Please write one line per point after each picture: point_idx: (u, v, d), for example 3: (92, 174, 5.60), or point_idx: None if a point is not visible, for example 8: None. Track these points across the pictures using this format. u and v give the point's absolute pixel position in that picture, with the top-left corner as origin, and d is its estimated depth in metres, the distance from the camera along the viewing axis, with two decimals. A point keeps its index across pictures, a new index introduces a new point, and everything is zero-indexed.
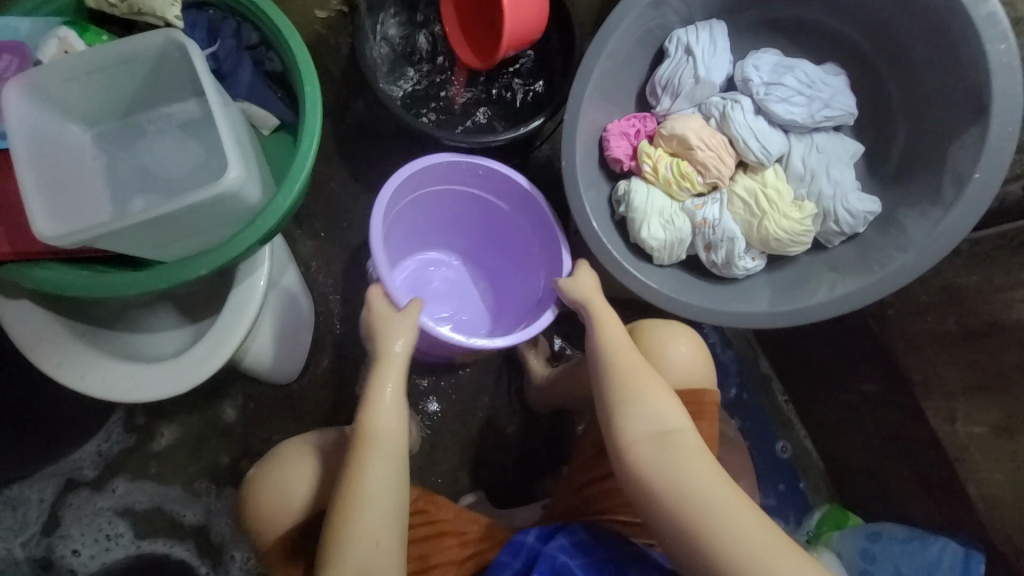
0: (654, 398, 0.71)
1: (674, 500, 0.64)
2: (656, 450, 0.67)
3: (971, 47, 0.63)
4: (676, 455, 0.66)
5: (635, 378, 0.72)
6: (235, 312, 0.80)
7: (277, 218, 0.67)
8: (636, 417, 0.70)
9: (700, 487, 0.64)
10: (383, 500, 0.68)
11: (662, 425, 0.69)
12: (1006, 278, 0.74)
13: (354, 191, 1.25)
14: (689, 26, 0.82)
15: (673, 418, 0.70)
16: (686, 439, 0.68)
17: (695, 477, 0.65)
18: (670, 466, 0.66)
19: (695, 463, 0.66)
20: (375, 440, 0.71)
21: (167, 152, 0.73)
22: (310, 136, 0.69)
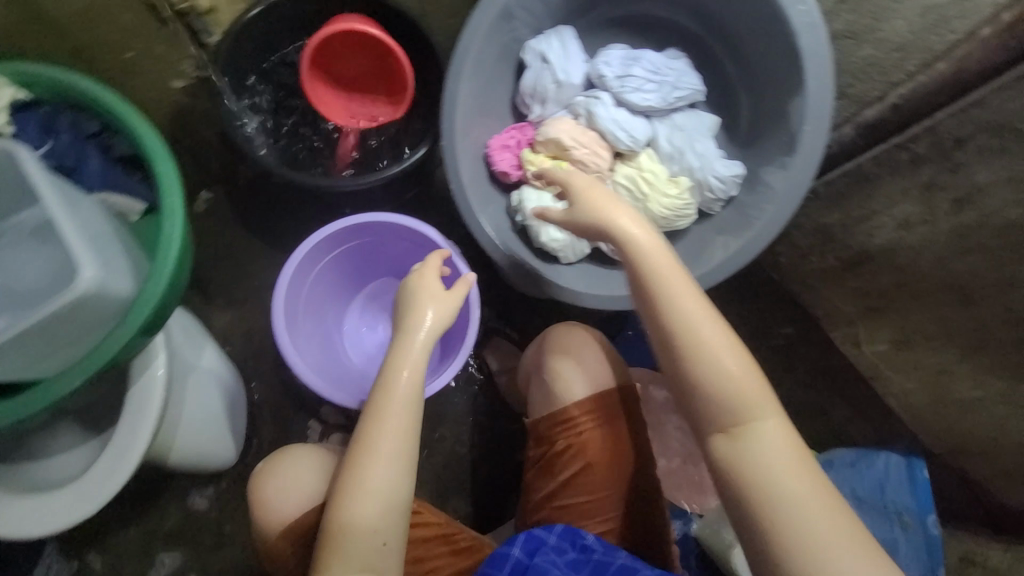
0: (734, 381, 0.61)
1: (743, 489, 0.60)
2: (727, 435, 0.61)
3: (776, 14, 0.69)
4: (752, 444, 0.60)
5: (712, 356, 0.62)
6: (136, 411, 0.76)
7: (152, 307, 0.64)
8: (706, 394, 0.62)
9: (778, 478, 0.58)
10: (383, 496, 0.67)
11: (738, 406, 0.61)
12: (862, 209, 0.74)
13: (265, 253, 1.21)
14: (539, 35, 0.85)
15: (748, 395, 0.61)
16: (765, 428, 0.60)
17: (776, 473, 0.59)
18: (751, 459, 0.60)
19: (774, 452, 0.59)
20: (385, 436, 0.68)
21: (19, 261, 0.68)
22: (173, 216, 0.66)
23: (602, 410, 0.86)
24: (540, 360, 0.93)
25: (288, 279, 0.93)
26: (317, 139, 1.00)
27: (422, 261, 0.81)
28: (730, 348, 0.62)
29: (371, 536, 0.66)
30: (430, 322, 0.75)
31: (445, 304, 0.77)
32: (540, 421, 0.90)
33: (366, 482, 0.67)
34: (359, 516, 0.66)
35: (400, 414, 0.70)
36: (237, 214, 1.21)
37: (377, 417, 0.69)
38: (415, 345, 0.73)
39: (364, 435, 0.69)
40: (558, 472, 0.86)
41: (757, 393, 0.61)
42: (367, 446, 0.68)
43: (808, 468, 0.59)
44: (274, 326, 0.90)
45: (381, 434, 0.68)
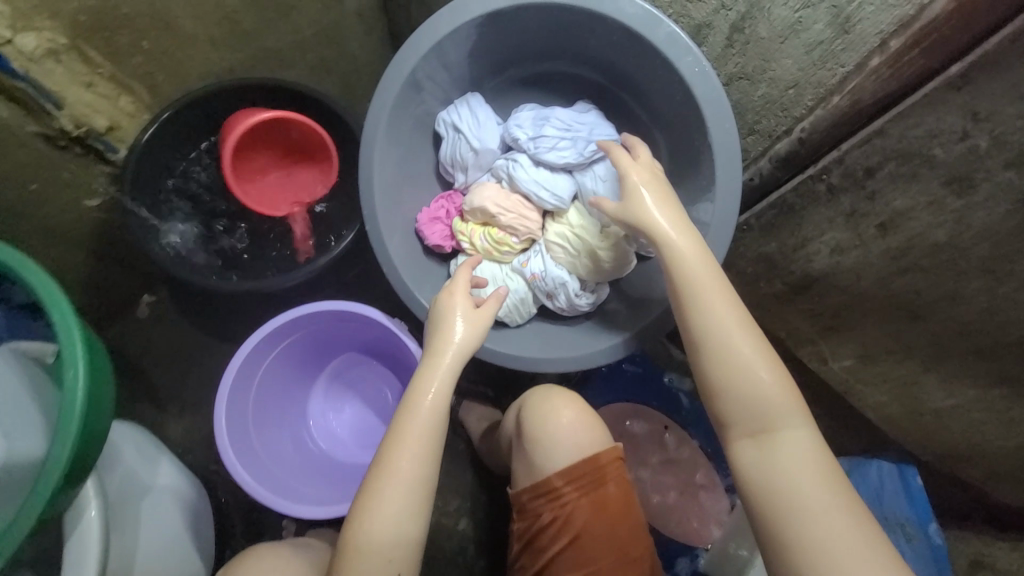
0: (766, 386, 0.59)
1: (770, 495, 0.58)
2: (755, 442, 0.60)
3: (667, 66, 0.68)
4: (778, 453, 0.59)
5: (744, 356, 0.60)
6: (74, 568, 0.71)
7: (61, 470, 0.59)
8: (737, 396, 0.60)
9: (806, 490, 0.56)
10: (399, 527, 0.62)
11: (769, 414, 0.59)
12: (796, 238, 0.72)
13: (215, 350, 1.17)
14: (449, 106, 0.86)
15: (779, 404, 0.59)
16: (797, 439, 0.59)
17: (804, 485, 0.57)
18: (782, 467, 0.58)
19: (803, 466, 0.57)
20: (409, 458, 0.64)
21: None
22: (75, 362, 0.62)
23: (588, 479, 0.77)
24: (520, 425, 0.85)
25: (229, 388, 0.89)
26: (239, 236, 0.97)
27: (458, 268, 0.74)
28: (762, 355, 0.60)
29: (385, 566, 0.62)
30: (466, 337, 0.70)
31: (478, 320, 0.72)
32: (523, 493, 0.81)
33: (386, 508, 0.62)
34: (372, 547, 0.62)
35: (428, 440, 0.65)
36: (181, 316, 1.17)
37: (404, 439, 0.64)
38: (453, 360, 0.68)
39: (390, 442, 0.64)
40: (545, 550, 0.78)
41: (789, 402, 0.59)
42: (392, 469, 0.63)
43: (839, 484, 0.57)
44: (218, 440, 0.86)
45: (404, 455, 0.63)
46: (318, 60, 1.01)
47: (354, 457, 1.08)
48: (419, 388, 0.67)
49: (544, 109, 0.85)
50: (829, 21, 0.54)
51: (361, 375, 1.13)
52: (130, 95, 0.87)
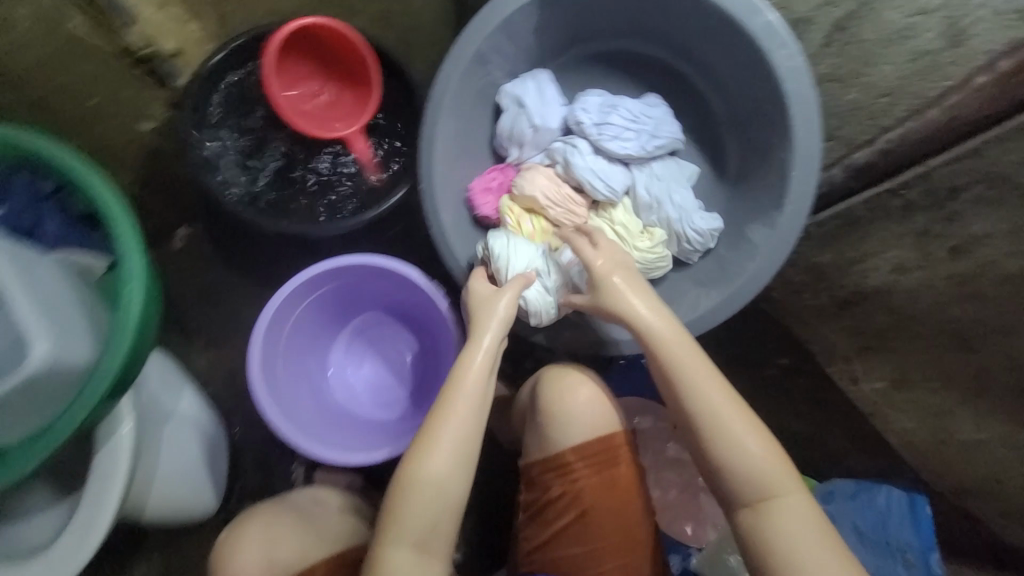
0: (758, 460, 0.62)
1: (770, 560, 0.60)
2: (753, 511, 0.62)
3: (758, 56, 0.67)
4: (775, 520, 0.61)
5: (738, 431, 0.63)
6: (103, 479, 0.73)
7: (109, 381, 0.61)
8: (731, 469, 0.63)
9: (799, 558, 0.59)
10: (445, 480, 0.65)
11: (763, 482, 0.62)
12: (856, 251, 0.72)
13: (244, 291, 1.18)
14: (517, 78, 0.84)
15: (772, 473, 0.62)
16: (791, 505, 0.61)
17: (805, 549, 0.59)
18: (781, 533, 0.60)
19: (798, 529, 0.60)
20: (444, 425, 0.66)
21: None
22: (134, 274, 0.64)
23: (600, 459, 0.78)
24: (534, 401, 0.85)
25: (262, 328, 0.91)
26: (280, 168, 0.95)
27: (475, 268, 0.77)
28: (751, 427, 0.63)
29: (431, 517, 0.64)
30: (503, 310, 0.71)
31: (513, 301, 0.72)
32: (534, 466, 0.82)
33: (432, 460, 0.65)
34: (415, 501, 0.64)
35: (466, 412, 0.67)
36: (215, 252, 1.18)
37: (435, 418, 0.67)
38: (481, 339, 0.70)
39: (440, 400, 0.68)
40: (552, 523, 0.79)
41: (781, 471, 0.62)
42: (427, 440, 0.66)
43: (836, 546, 0.60)
44: (251, 380, 0.88)
45: (442, 424, 0.66)
46: (383, 13, 0.99)
47: (369, 413, 1.09)
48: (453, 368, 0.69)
49: (612, 96, 0.84)
50: (942, 32, 0.57)
51: (384, 333, 1.13)
52: (199, 21, 0.86)
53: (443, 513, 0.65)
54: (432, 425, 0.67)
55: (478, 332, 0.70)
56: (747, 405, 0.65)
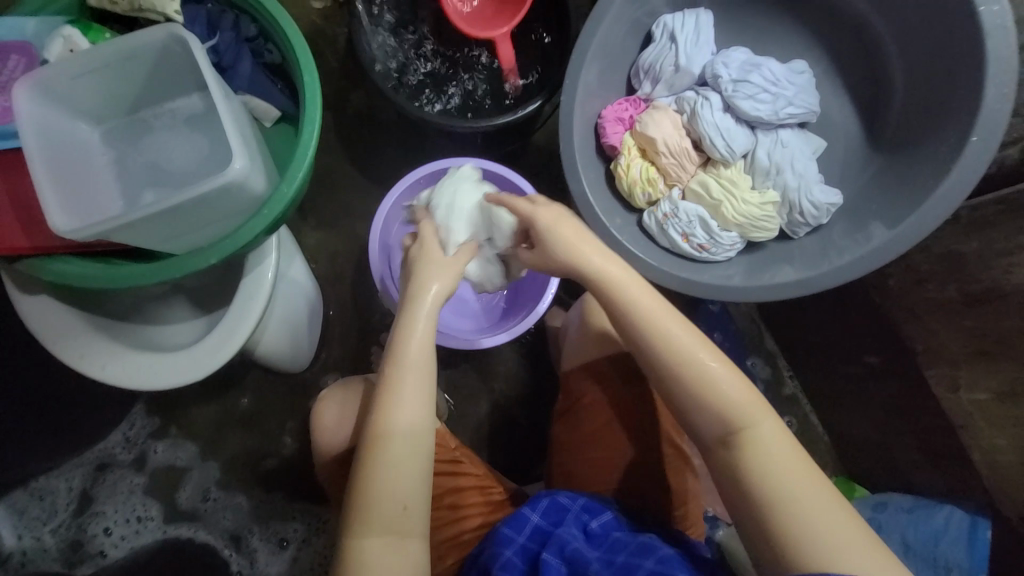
0: (726, 394, 0.64)
1: (751, 491, 0.61)
2: (728, 446, 0.64)
3: (964, 9, 0.64)
4: (754, 453, 0.62)
5: (704, 371, 0.65)
6: (246, 301, 0.83)
7: (283, 207, 0.69)
8: (701, 410, 0.65)
9: (777, 484, 0.60)
10: (404, 456, 0.68)
11: (735, 417, 0.63)
12: (1009, 242, 0.69)
13: (360, 184, 1.27)
14: (676, 12, 0.84)
15: (744, 405, 0.64)
16: (762, 435, 0.63)
17: (782, 473, 0.61)
18: (756, 462, 0.62)
19: (776, 461, 0.61)
20: (390, 404, 0.69)
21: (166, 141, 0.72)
22: (313, 124, 0.70)
23: (633, 373, 0.84)
24: (577, 318, 0.92)
25: (382, 219, 0.98)
26: (424, 64, 0.99)
27: (423, 224, 0.82)
28: (720, 363, 0.66)
29: (399, 490, 0.67)
30: (440, 281, 0.76)
31: (448, 275, 0.77)
32: (572, 372, 0.88)
33: (385, 442, 0.68)
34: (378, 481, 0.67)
35: (415, 382, 0.71)
36: (343, 141, 1.27)
37: (382, 398, 0.70)
38: (416, 317, 0.73)
39: (386, 375, 0.71)
40: (579, 427, 0.85)
41: (753, 401, 0.64)
42: (375, 423, 0.69)
43: (813, 470, 0.62)
44: (372, 267, 0.96)
45: (393, 397, 0.70)
46: None
47: None
48: (388, 351, 0.72)
49: (756, 58, 0.81)
50: None
51: None
52: None
53: (412, 484, 0.67)
54: (381, 388, 0.71)
55: (409, 309, 0.74)
56: (714, 345, 0.68)
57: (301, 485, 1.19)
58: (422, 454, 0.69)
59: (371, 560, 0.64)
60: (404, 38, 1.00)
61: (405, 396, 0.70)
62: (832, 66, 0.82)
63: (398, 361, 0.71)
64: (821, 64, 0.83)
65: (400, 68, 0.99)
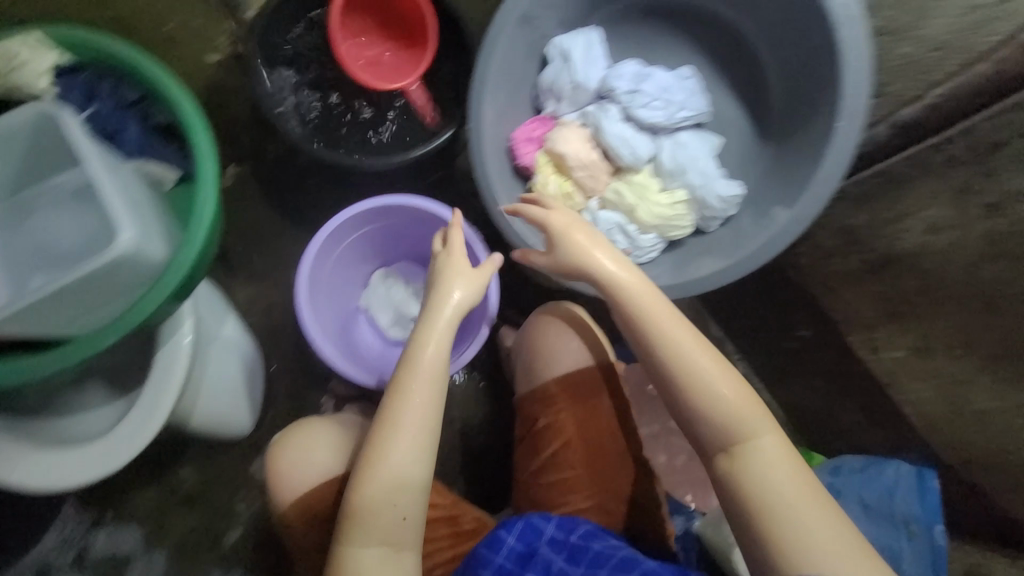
0: (731, 405, 0.66)
1: (746, 498, 0.64)
2: (726, 454, 0.66)
3: (815, 5, 0.69)
4: (747, 462, 0.65)
5: (708, 381, 0.66)
6: (164, 373, 0.80)
7: (184, 270, 0.67)
8: (706, 418, 0.66)
9: (772, 492, 0.63)
10: (407, 475, 0.69)
11: (733, 427, 0.65)
12: (892, 212, 0.74)
13: (287, 231, 1.24)
14: (566, 32, 0.87)
15: (744, 416, 0.66)
16: (761, 444, 0.65)
17: (776, 482, 0.63)
18: (752, 471, 0.64)
19: (769, 470, 0.64)
20: (401, 421, 0.69)
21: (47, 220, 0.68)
22: (206, 185, 0.68)
23: (584, 387, 0.83)
24: (523, 338, 0.90)
25: (310, 259, 0.96)
26: (332, 105, 0.99)
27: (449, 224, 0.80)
28: (725, 373, 0.67)
29: (397, 507, 0.69)
30: (460, 292, 0.74)
31: (474, 283, 0.75)
32: (524, 398, 0.87)
33: (389, 458, 0.69)
34: (379, 497, 0.69)
35: (426, 398, 0.70)
36: (263, 190, 1.23)
37: (390, 412, 0.70)
38: (432, 329, 0.72)
39: (396, 387, 0.71)
40: (539, 452, 0.83)
41: (755, 411, 0.66)
42: (384, 440, 0.69)
43: (805, 477, 0.64)
44: (299, 308, 0.93)
45: (403, 414, 0.69)
46: None
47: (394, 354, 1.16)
48: (401, 363, 0.72)
49: (647, 67, 0.85)
50: None
51: (411, 283, 1.20)
52: None
53: (409, 503, 0.70)
54: (391, 403, 0.70)
55: (428, 320, 0.73)
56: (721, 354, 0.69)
57: (263, 554, 1.12)
58: (425, 471, 0.71)
59: (365, 564, 0.69)
60: (309, 76, 0.98)
61: (412, 413, 0.69)
62: (717, 67, 0.87)
63: (411, 376, 0.70)
64: (706, 65, 0.88)
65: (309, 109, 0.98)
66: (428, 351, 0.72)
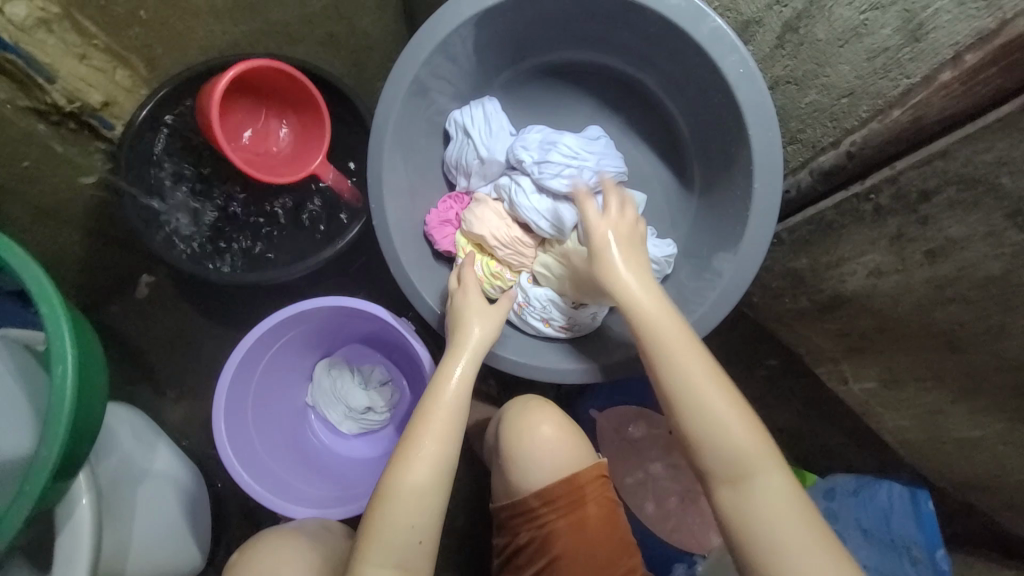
0: (736, 437, 0.57)
1: (748, 543, 0.56)
2: (733, 490, 0.57)
3: (707, 62, 0.64)
4: (751, 499, 0.56)
5: (711, 408, 0.58)
6: (65, 565, 0.69)
7: (49, 472, 0.57)
8: (711, 448, 0.58)
9: (781, 539, 0.54)
10: (423, 502, 0.61)
11: (736, 458, 0.57)
12: (832, 255, 0.70)
13: (215, 339, 1.14)
14: (463, 106, 0.81)
15: (750, 451, 0.57)
16: (771, 484, 0.56)
17: (784, 528, 0.55)
18: (759, 514, 0.56)
19: (777, 511, 0.55)
20: (421, 436, 0.63)
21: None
22: (62, 360, 0.58)
23: (566, 501, 0.73)
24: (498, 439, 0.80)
25: (225, 391, 0.88)
26: (230, 212, 0.93)
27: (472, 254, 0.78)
28: (732, 402, 0.59)
29: (408, 535, 0.61)
30: (484, 324, 0.71)
31: (493, 316, 0.72)
32: (501, 510, 0.78)
33: (407, 478, 0.62)
34: (396, 517, 0.61)
35: (449, 422, 0.65)
36: (180, 298, 1.13)
37: (411, 429, 0.65)
38: (457, 354, 0.69)
39: (420, 408, 0.66)
40: (523, 569, 0.75)
41: (764, 446, 0.57)
42: (404, 455, 0.63)
43: (820, 525, 0.55)
44: (218, 448, 0.86)
45: (425, 432, 0.64)
46: (327, 38, 0.95)
47: (354, 450, 1.08)
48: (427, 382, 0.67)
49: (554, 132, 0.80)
50: (898, 26, 0.52)
51: (359, 369, 1.10)
52: (126, 69, 0.82)
53: (419, 539, 0.61)
54: (413, 423, 0.65)
55: (456, 347, 0.70)
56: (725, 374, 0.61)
57: None
58: (443, 499, 0.63)
59: None
60: (202, 190, 0.92)
61: (436, 431, 0.64)
62: (628, 118, 0.82)
63: (434, 396, 0.66)
64: (617, 120, 0.83)
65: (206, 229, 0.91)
66: (452, 378, 0.67)
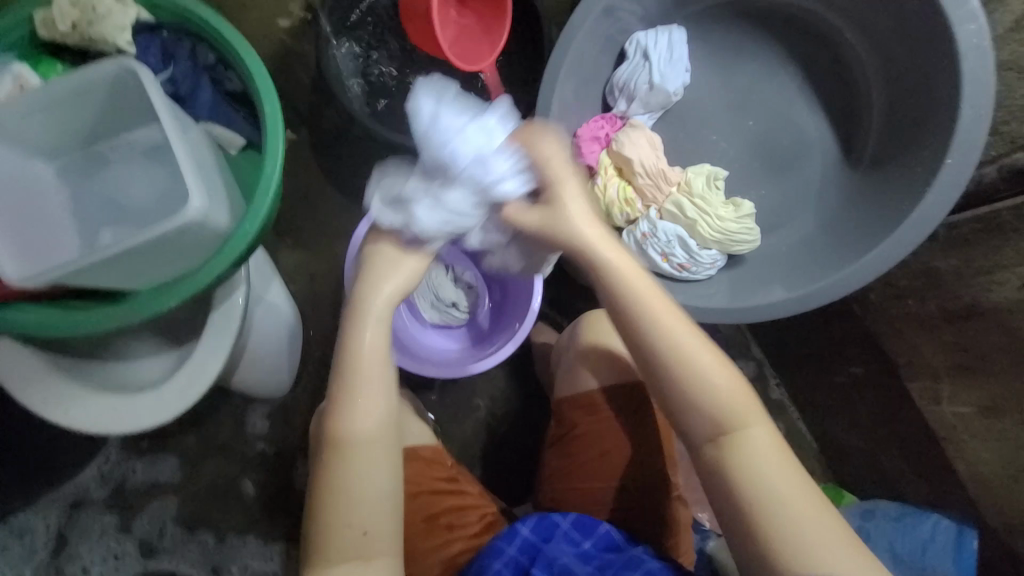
0: (716, 392, 0.56)
1: (743, 498, 0.55)
2: (717, 444, 0.57)
3: (942, 26, 0.67)
4: (736, 453, 0.56)
5: (695, 371, 0.57)
6: (215, 335, 0.80)
7: (247, 243, 0.68)
8: (692, 407, 0.57)
9: (768, 486, 0.54)
10: (362, 497, 0.57)
11: (722, 416, 0.56)
12: (986, 262, 0.73)
13: (335, 202, 1.21)
14: (649, 30, 0.84)
15: (738, 401, 0.57)
16: (753, 435, 0.56)
17: (771, 473, 0.55)
18: (748, 464, 0.55)
19: (767, 468, 0.55)
20: (342, 428, 0.58)
21: (117, 174, 0.70)
22: (273, 156, 0.70)
23: (629, 403, 0.79)
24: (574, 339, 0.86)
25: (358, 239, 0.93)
26: (393, 77, 0.97)
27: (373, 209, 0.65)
28: (716, 363, 0.57)
29: (358, 536, 0.57)
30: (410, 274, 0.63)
31: (413, 265, 0.63)
32: (562, 401, 0.83)
33: (338, 479, 0.57)
34: (334, 524, 0.57)
35: (373, 397, 0.59)
36: (312, 153, 1.20)
37: (333, 416, 0.59)
38: (373, 322, 0.61)
39: (340, 394, 0.59)
40: (571, 457, 0.79)
41: (747, 399, 0.57)
42: (327, 446, 0.58)
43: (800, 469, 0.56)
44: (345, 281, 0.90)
45: (347, 422, 0.58)
46: None
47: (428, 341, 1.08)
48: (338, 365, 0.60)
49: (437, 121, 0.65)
50: None
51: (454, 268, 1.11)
52: None
53: (383, 526, 0.58)
54: (335, 408, 0.59)
55: (363, 314, 0.61)
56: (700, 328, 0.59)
57: (287, 509, 1.14)
58: (393, 481, 0.59)
59: None
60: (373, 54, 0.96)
61: (361, 412, 0.58)
62: (813, 82, 0.86)
63: (355, 379, 0.59)
64: (793, 82, 0.86)
65: (372, 85, 0.96)
66: (371, 353, 0.60)
